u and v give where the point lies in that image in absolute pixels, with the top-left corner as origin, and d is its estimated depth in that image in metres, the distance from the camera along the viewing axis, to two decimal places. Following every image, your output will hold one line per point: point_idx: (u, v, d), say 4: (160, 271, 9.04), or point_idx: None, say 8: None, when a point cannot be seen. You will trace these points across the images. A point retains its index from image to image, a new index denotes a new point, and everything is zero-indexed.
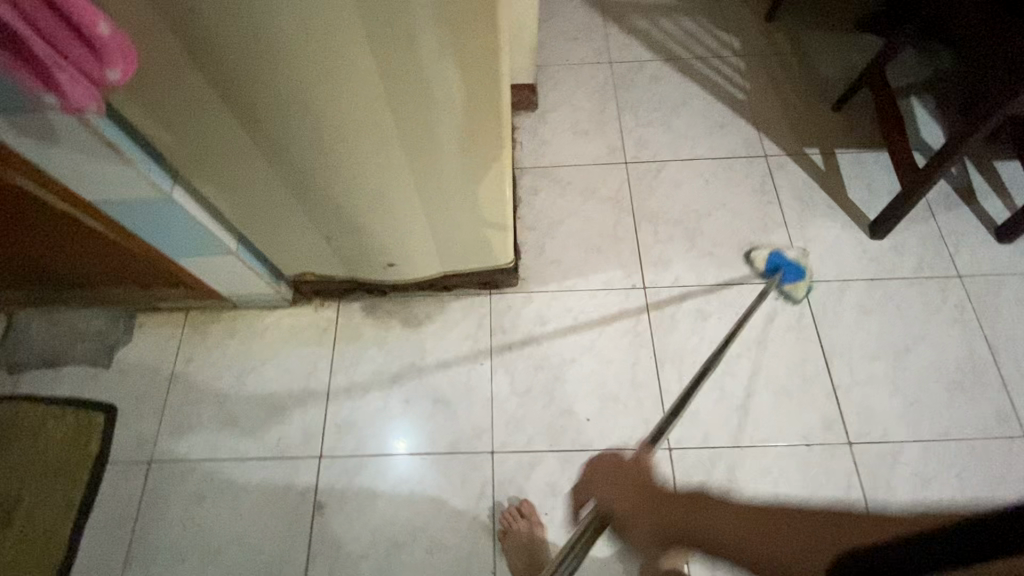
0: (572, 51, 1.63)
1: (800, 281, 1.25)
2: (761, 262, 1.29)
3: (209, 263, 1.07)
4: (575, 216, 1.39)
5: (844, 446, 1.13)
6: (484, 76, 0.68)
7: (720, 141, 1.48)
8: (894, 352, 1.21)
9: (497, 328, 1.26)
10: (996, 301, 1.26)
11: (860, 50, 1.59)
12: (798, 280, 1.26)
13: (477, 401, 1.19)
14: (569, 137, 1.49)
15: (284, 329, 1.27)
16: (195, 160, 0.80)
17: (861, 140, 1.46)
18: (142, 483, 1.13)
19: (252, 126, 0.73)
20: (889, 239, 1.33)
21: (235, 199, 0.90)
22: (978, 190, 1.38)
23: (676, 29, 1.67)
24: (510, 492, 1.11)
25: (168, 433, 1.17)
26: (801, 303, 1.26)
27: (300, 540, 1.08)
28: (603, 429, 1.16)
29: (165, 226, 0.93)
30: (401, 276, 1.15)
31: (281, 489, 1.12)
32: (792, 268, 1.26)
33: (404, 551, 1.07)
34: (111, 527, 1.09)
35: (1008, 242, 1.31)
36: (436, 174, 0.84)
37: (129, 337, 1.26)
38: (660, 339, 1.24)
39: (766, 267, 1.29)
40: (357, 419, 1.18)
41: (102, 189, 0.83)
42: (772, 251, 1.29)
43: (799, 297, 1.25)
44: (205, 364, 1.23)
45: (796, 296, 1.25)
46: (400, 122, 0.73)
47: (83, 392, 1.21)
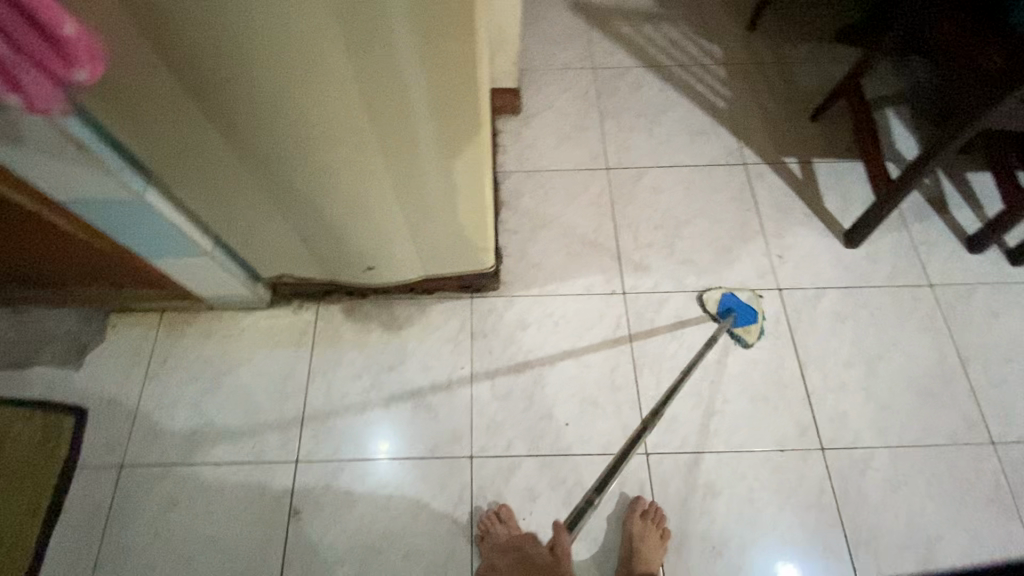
0: (557, 56, 1.64)
1: (752, 326, 1.24)
2: (715, 304, 1.28)
3: (185, 265, 1.05)
4: (557, 220, 1.39)
5: (817, 451, 1.15)
6: (462, 80, 0.68)
7: (701, 148, 1.50)
8: (867, 359, 1.24)
9: (477, 331, 1.26)
10: (965, 310, 1.29)
11: (838, 61, 1.62)
12: (751, 323, 1.24)
13: (456, 405, 1.19)
14: (552, 141, 1.50)
15: (262, 331, 1.26)
16: (168, 161, 0.79)
17: (838, 149, 1.49)
18: (113, 487, 1.10)
19: (226, 128, 0.72)
20: (864, 247, 1.36)
21: (210, 201, 0.89)
22: (949, 201, 1.41)
23: (659, 36, 1.68)
24: (489, 497, 1.11)
25: (141, 437, 1.15)
26: (753, 346, 1.25)
27: (275, 545, 1.07)
28: (581, 433, 1.17)
29: (138, 226, 0.92)
30: (381, 279, 1.14)
31: (256, 493, 1.11)
32: (745, 312, 1.25)
33: (381, 556, 1.07)
34: (80, 533, 1.07)
35: (978, 252, 1.35)
36: (415, 178, 0.83)
37: (101, 338, 1.23)
38: (640, 344, 1.25)
39: (719, 310, 1.27)
40: (335, 423, 1.17)
41: (71, 189, 0.81)
42: (725, 292, 1.28)
43: (750, 341, 1.24)
44: (180, 366, 1.21)
45: (747, 340, 1.24)
46: (377, 126, 0.73)
47: (52, 394, 1.18)
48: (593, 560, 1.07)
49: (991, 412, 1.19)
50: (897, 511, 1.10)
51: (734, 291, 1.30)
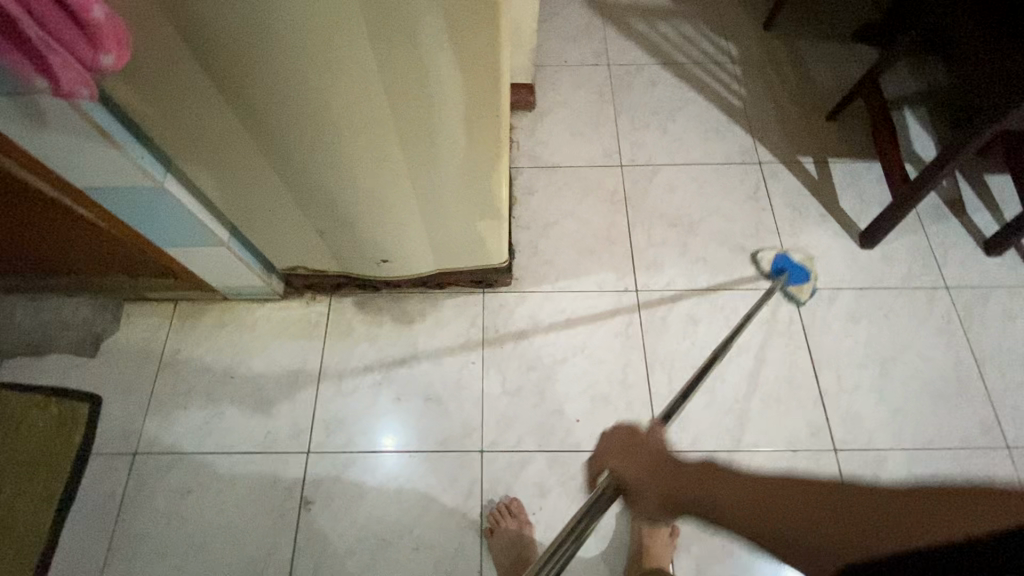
0: (571, 52, 1.64)
1: (804, 284, 1.26)
2: (767, 263, 1.30)
3: (201, 254, 1.06)
4: (570, 217, 1.39)
5: (830, 453, 1.14)
6: (485, 75, 0.68)
7: (715, 146, 1.49)
8: (881, 360, 1.23)
9: (489, 327, 1.26)
10: (982, 313, 1.28)
11: (855, 60, 1.61)
12: (803, 283, 1.27)
13: (467, 399, 1.19)
14: (565, 138, 1.50)
15: (274, 323, 1.26)
16: (189, 149, 0.80)
17: (854, 150, 1.48)
18: (127, 475, 1.11)
19: (248, 117, 0.72)
20: (879, 248, 1.35)
21: (229, 191, 0.90)
22: (967, 203, 1.40)
23: (674, 34, 1.67)
24: (499, 492, 1.11)
25: (155, 425, 1.16)
26: (804, 304, 1.28)
27: (286, 535, 1.08)
28: (592, 430, 1.16)
29: (156, 214, 0.92)
30: (395, 272, 1.14)
31: (268, 483, 1.11)
32: (799, 270, 1.27)
33: (391, 548, 1.07)
34: (94, 519, 1.08)
35: (996, 255, 1.33)
36: (434, 171, 0.83)
37: (116, 326, 1.24)
38: (652, 342, 1.24)
39: (771, 269, 1.30)
40: (347, 415, 1.18)
41: (92, 175, 0.82)
42: (778, 254, 1.31)
43: (802, 299, 1.27)
44: (193, 355, 1.22)
45: (799, 298, 1.27)
46: (398, 117, 0.73)
47: (67, 381, 1.19)
48: (603, 557, 1.07)
49: (1007, 416, 1.18)
50: None
51: (788, 252, 1.31)
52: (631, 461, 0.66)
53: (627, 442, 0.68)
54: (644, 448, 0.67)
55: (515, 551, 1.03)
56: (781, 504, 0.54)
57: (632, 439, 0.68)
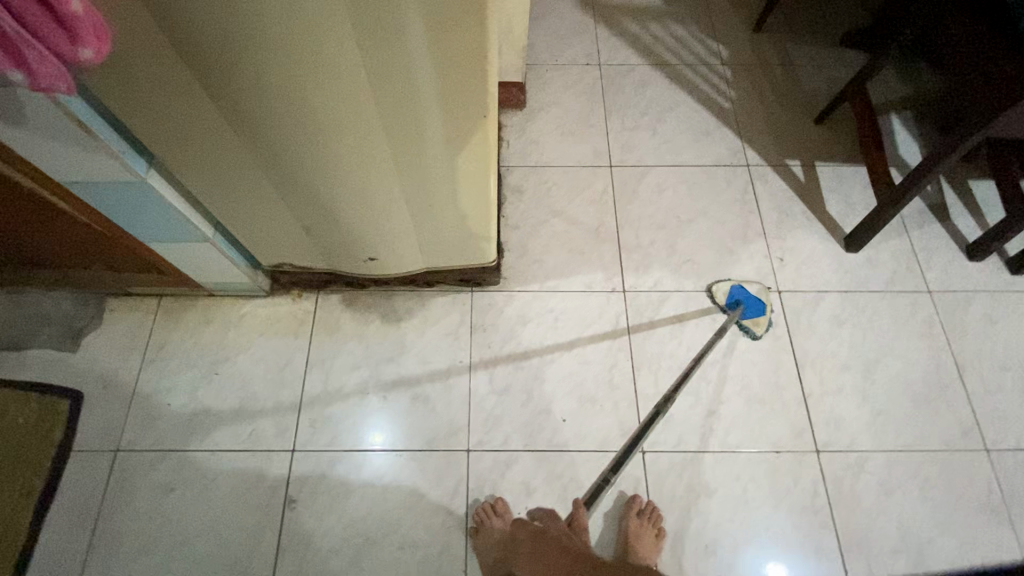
0: (563, 52, 1.64)
1: (759, 317, 1.27)
2: (722, 295, 1.30)
3: (186, 250, 1.05)
4: (559, 217, 1.39)
5: (812, 454, 1.15)
6: (472, 73, 0.68)
7: (705, 148, 1.50)
8: (863, 363, 1.24)
9: (477, 325, 1.26)
10: (963, 317, 1.30)
11: (844, 64, 1.62)
12: (758, 315, 1.27)
13: (454, 398, 1.19)
14: (556, 138, 1.50)
15: (260, 319, 1.25)
16: (172, 145, 0.79)
17: (841, 154, 1.49)
18: (108, 472, 1.10)
19: (232, 113, 0.71)
20: (864, 252, 1.37)
21: (214, 187, 0.89)
22: (951, 208, 1.42)
23: (666, 35, 1.68)
24: (484, 491, 1.11)
25: (137, 422, 1.14)
26: (760, 337, 1.26)
27: (269, 533, 1.07)
28: (578, 430, 1.17)
29: (139, 209, 0.91)
30: (382, 270, 1.14)
31: (252, 481, 1.11)
32: (754, 303, 1.28)
33: (376, 547, 1.07)
34: (74, 516, 1.07)
35: (978, 260, 1.35)
36: (422, 169, 0.83)
37: (98, 322, 1.23)
38: (639, 343, 1.25)
39: (726, 301, 1.29)
40: (333, 413, 1.17)
41: (73, 170, 0.80)
42: (734, 285, 1.30)
43: (758, 332, 1.26)
44: (178, 352, 1.21)
45: (755, 331, 1.26)
46: (385, 114, 0.72)
47: (47, 377, 1.17)
48: None
49: (985, 419, 1.20)
50: (890, 515, 1.11)
51: (742, 283, 1.32)
52: None
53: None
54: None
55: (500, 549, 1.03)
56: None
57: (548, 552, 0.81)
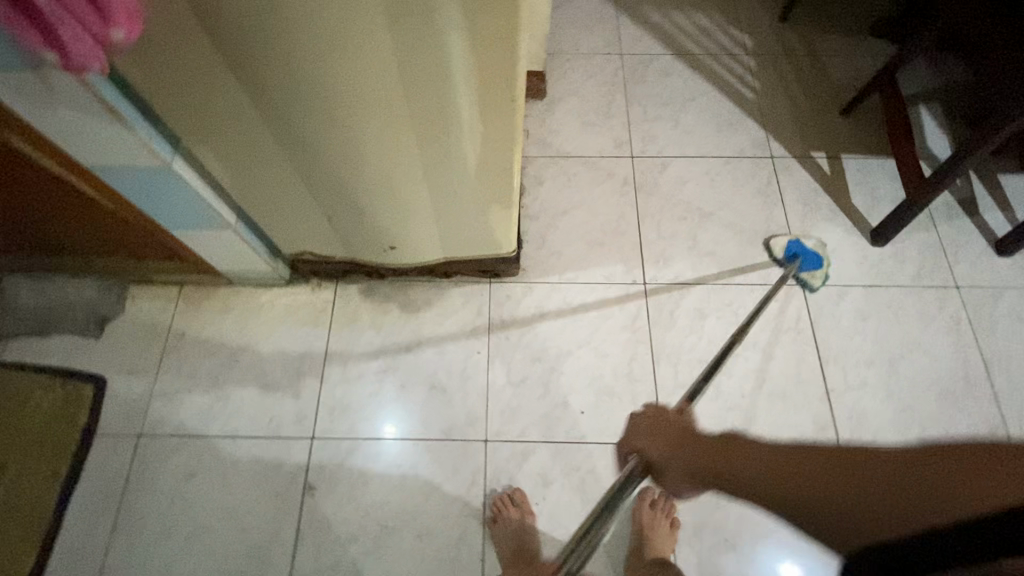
0: (583, 41, 1.61)
1: (817, 270, 1.27)
2: (779, 249, 1.31)
3: (208, 238, 1.05)
4: (579, 208, 1.38)
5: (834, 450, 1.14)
6: (502, 62, 0.67)
7: (727, 140, 1.47)
8: (888, 359, 1.22)
9: (495, 316, 1.25)
10: (991, 313, 1.27)
11: (872, 54, 1.58)
12: (816, 268, 1.28)
13: (472, 389, 1.19)
14: (576, 128, 1.48)
15: (280, 307, 1.25)
16: (199, 130, 0.78)
17: (867, 146, 1.46)
18: (131, 456, 1.12)
19: (261, 99, 0.71)
20: (890, 247, 1.34)
21: (238, 174, 0.88)
22: (980, 202, 1.38)
23: (689, 24, 1.65)
24: (502, 482, 1.11)
25: (159, 407, 1.16)
26: (817, 290, 1.28)
27: (288, 520, 1.08)
28: (596, 422, 1.16)
29: (163, 196, 0.91)
30: (402, 260, 1.13)
31: (271, 468, 1.11)
32: (812, 255, 1.28)
33: (393, 536, 1.07)
34: (98, 499, 1.08)
35: (1008, 256, 1.32)
36: (446, 159, 0.82)
37: (121, 308, 1.24)
38: (658, 336, 1.24)
39: (784, 255, 1.30)
40: (351, 402, 1.17)
41: (100, 155, 0.81)
42: (790, 239, 1.31)
43: (815, 285, 1.27)
44: (198, 338, 1.22)
45: (812, 284, 1.27)
46: (413, 104, 0.71)
47: (72, 362, 1.19)
48: (605, 548, 1.07)
49: (1014, 417, 1.17)
50: None
51: (799, 238, 1.32)
52: (656, 440, 0.67)
53: (651, 420, 0.70)
54: (670, 424, 0.68)
55: (517, 540, 1.03)
56: (824, 486, 0.52)
57: (651, 419, 0.70)
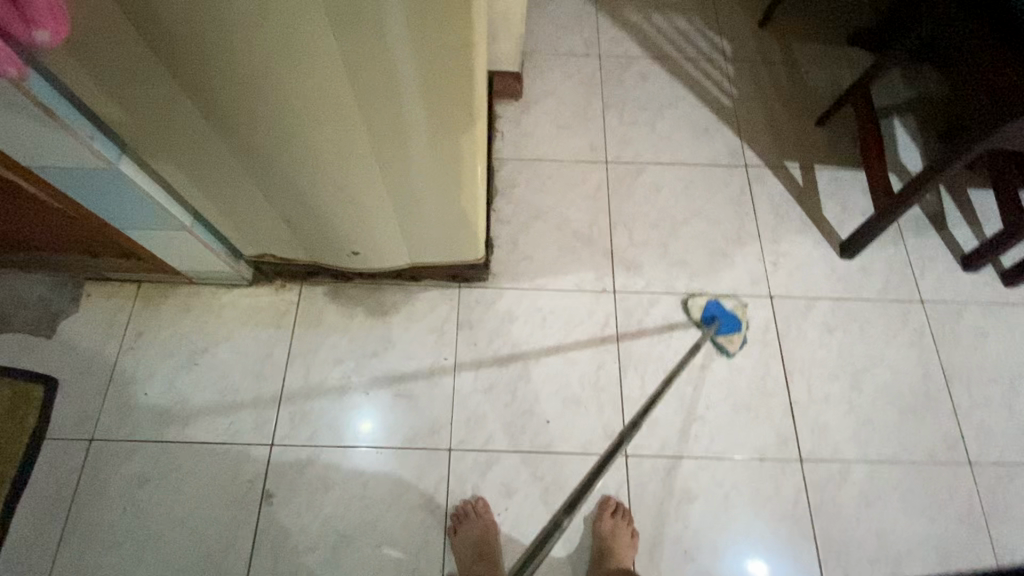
0: (563, 40, 1.59)
1: (735, 334, 1.23)
2: (698, 311, 1.26)
3: (164, 239, 1.02)
4: (552, 213, 1.36)
5: (796, 462, 1.15)
6: (454, 76, 0.65)
7: (703, 147, 1.47)
8: (852, 372, 1.23)
9: (463, 322, 1.24)
10: (955, 328, 1.28)
11: (848, 64, 1.58)
12: (733, 331, 1.23)
13: (438, 395, 1.17)
14: (552, 131, 1.46)
15: (242, 309, 1.22)
16: (146, 134, 0.76)
17: (841, 157, 1.46)
18: (82, 461, 1.08)
19: (203, 101, 0.68)
20: (858, 259, 1.35)
21: (189, 175, 0.85)
22: (949, 216, 1.40)
23: (669, 27, 1.64)
24: (464, 491, 1.10)
25: (113, 411, 1.12)
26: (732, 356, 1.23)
27: (245, 528, 1.05)
28: (562, 431, 1.16)
29: (112, 196, 0.88)
30: (366, 264, 1.11)
31: (229, 475, 1.09)
32: (729, 318, 1.24)
33: (353, 546, 1.05)
34: (45, 506, 1.05)
35: (972, 270, 1.34)
36: (403, 163, 0.80)
37: (74, 307, 1.20)
38: (626, 345, 1.23)
39: (702, 317, 1.26)
40: (314, 407, 1.15)
41: (41, 155, 0.77)
42: (710, 300, 1.27)
43: (732, 351, 1.22)
44: (156, 340, 1.18)
45: (728, 349, 1.22)
46: (364, 107, 0.69)
47: (21, 362, 1.14)
48: (568, 559, 1.07)
49: (970, 431, 1.19)
50: (870, 526, 1.11)
51: (720, 298, 1.28)
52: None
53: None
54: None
55: (477, 549, 1.03)
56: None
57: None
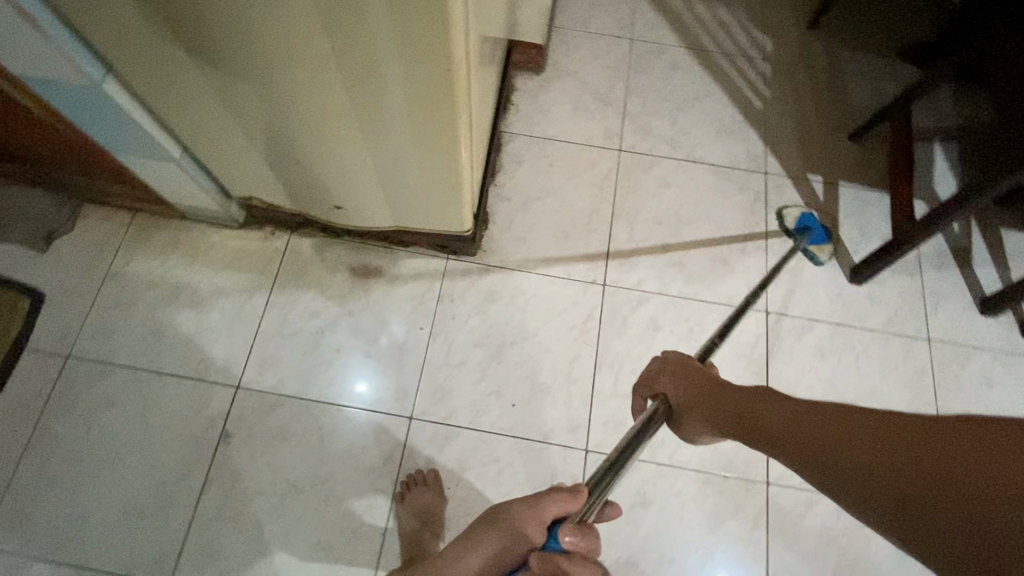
0: (595, 18, 1.52)
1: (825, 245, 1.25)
2: (791, 220, 1.28)
3: (154, 167, 1.01)
4: (553, 196, 1.32)
5: (761, 485, 1.10)
6: (432, 45, 0.63)
7: (723, 148, 1.40)
8: (839, 402, 1.17)
9: (445, 295, 1.22)
10: (959, 373, 1.21)
11: (896, 79, 1.48)
12: (823, 243, 1.26)
13: (408, 363, 1.16)
14: (568, 111, 1.41)
15: (229, 249, 1.23)
16: (127, 56, 0.75)
17: (869, 177, 1.38)
18: (56, 374, 1.11)
19: (178, 27, 0.67)
20: (868, 287, 1.27)
21: (172, 105, 0.84)
22: (975, 255, 1.31)
23: (710, 18, 1.55)
24: (418, 461, 1.09)
25: (93, 332, 1.14)
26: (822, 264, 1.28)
27: (200, 463, 1.07)
28: (527, 417, 1.13)
29: (102, 118, 0.88)
30: (349, 221, 1.09)
31: (192, 411, 1.10)
32: (822, 230, 1.25)
33: (301, 497, 1.06)
34: (17, 413, 1.08)
35: (990, 315, 1.25)
36: (381, 118, 0.76)
37: (71, 227, 1.21)
38: (607, 340, 1.20)
39: (794, 226, 1.28)
40: (284, 355, 1.15)
41: (27, 65, 0.76)
42: (803, 211, 1.27)
43: (821, 259, 1.27)
44: (143, 268, 1.20)
45: (819, 258, 1.27)
46: (337, 49, 0.65)
47: (13, 272, 1.17)
48: None
49: None
50: (829, 560, 1.06)
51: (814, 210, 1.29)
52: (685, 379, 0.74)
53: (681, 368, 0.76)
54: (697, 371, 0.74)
55: (422, 519, 1.02)
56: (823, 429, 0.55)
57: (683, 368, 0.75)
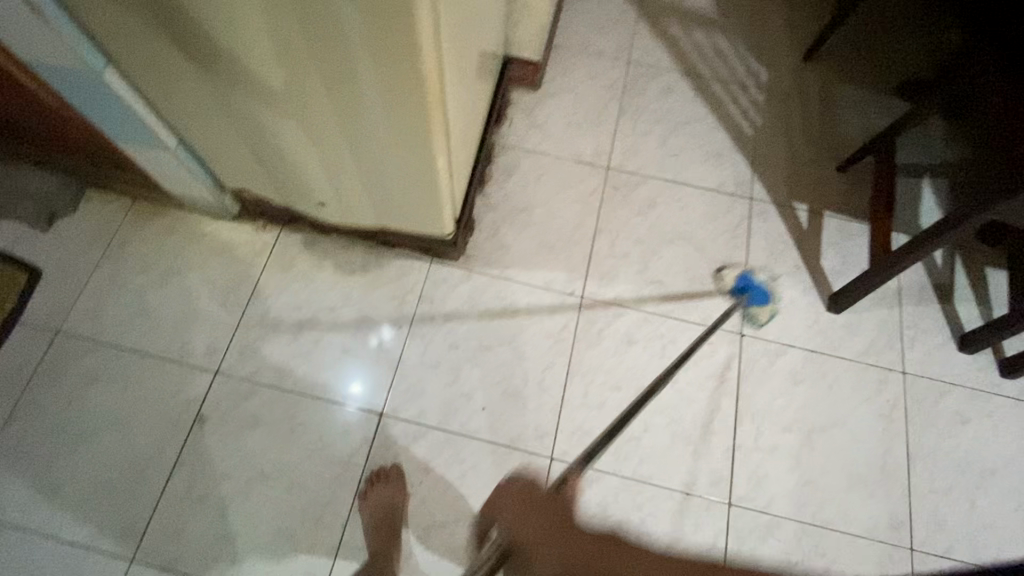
0: (595, 39, 1.57)
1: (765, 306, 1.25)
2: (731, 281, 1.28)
3: (151, 155, 1.06)
4: (539, 208, 1.35)
5: (723, 506, 1.10)
6: (403, 48, 0.66)
7: (711, 171, 1.42)
8: (808, 428, 1.17)
9: (425, 297, 1.24)
10: (932, 408, 1.20)
11: (888, 114, 1.50)
12: (762, 304, 1.25)
13: (384, 360, 1.19)
14: (561, 127, 1.45)
15: (221, 239, 1.27)
16: (123, 46, 0.79)
17: (854, 208, 1.39)
18: (45, 348, 1.15)
19: (169, 21, 0.71)
20: (846, 316, 1.28)
21: (166, 95, 0.88)
22: (957, 291, 1.31)
23: (708, 45, 1.59)
24: (384, 458, 1.11)
25: (84, 310, 1.19)
26: (762, 328, 1.25)
27: (173, 443, 1.10)
28: (495, 422, 1.15)
29: (102, 104, 0.92)
30: (335, 218, 1.13)
31: (170, 392, 1.14)
32: (761, 291, 1.25)
33: (266, 484, 1.08)
34: (4, 383, 1.12)
35: (968, 352, 1.24)
36: (360, 119, 0.80)
37: (72, 208, 1.26)
38: (581, 352, 1.21)
39: (733, 288, 1.28)
40: (263, 345, 1.19)
41: (33, 50, 0.81)
42: (742, 272, 1.29)
43: (760, 322, 1.25)
44: (137, 252, 1.24)
45: (759, 320, 1.25)
46: (315, 49, 0.69)
47: (15, 248, 1.23)
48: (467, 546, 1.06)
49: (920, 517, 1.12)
50: None
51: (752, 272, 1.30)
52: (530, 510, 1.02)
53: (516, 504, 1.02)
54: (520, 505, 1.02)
55: (382, 517, 1.04)
56: None
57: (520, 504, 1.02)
